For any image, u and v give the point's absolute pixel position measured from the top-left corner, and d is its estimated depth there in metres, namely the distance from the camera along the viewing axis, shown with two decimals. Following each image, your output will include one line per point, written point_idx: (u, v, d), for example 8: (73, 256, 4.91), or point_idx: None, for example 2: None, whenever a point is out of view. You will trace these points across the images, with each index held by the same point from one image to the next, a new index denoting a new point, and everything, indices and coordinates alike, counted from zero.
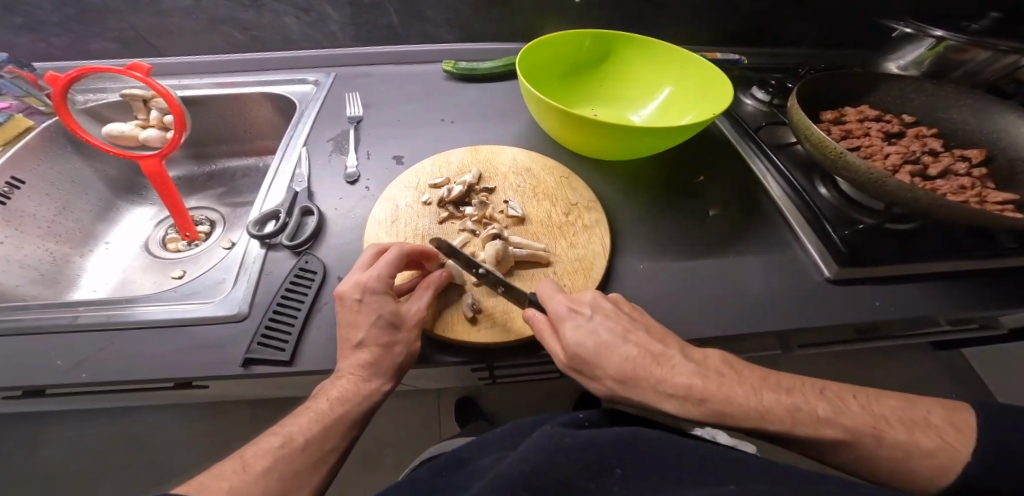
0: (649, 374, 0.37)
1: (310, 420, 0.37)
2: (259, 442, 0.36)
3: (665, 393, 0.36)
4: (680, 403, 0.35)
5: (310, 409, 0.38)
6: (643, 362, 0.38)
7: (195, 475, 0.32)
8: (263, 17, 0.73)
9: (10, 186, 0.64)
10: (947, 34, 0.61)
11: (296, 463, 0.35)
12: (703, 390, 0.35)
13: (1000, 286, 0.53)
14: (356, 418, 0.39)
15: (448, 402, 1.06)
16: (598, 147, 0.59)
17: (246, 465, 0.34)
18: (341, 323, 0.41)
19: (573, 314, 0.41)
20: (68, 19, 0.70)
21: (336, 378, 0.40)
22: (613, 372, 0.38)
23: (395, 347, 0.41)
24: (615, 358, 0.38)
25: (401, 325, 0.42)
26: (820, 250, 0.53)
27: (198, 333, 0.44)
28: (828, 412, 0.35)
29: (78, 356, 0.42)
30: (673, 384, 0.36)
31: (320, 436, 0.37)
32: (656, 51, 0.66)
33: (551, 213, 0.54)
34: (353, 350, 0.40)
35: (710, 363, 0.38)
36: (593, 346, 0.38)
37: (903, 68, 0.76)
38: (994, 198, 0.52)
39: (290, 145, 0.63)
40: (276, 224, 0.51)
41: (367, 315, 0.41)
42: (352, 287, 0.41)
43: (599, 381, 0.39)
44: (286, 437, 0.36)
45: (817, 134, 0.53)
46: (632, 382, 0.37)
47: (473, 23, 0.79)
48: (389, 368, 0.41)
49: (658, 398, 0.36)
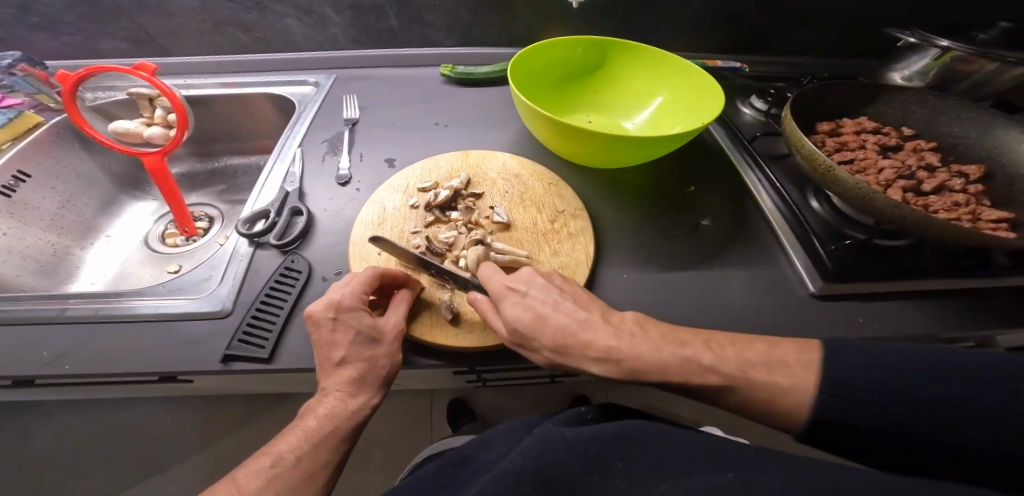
0: (579, 339, 0.40)
1: (298, 439, 0.38)
2: (251, 463, 0.37)
3: (591, 357, 0.39)
4: (603, 366, 0.39)
5: (299, 428, 0.39)
6: (574, 328, 0.40)
7: None
8: (266, 18, 0.74)
9: (15, 179, 0.65)
10: (953, 45, 0.58)
11: (289, 481, 0.36)
12: (619, 350, 0.39)
13: (991, 307, 0.52)
14: (347, 433, 0.40)
15: (440, 403, 1.06)
16: (588, 155, 0.59)
17: (238, 486, 0.35)
18: (317, 343, 0.41)
19: (510, 293, 0.43)
20: (80, 19, 0.72)
21: (322, 397, 0.41)
22: (548, 343, 0.40)
23: (378, 362, 0.42)
24: (551, 329, 0.40)
25: (381, 339, 0.42)
26: (806, 265, 0.53)
27: (182, 329, 0.45)
28: (712, 361, 0.38)
29: (64, 348, 0.43)
30: (597, 347, 0.39)
31: (310, 454, 0.38)
32: (652, 58, 0.65)
33: (536, 221, 0.54)
34: (335, 369, 0.41)
35: (626, 324, 0.41)
36: (529, 320, 0.40)
37: (907, 79, 0.69)
38: (989, 217, 0.51)
39: (285, 146, 0.63)
40: (265, 224, 0.51)
41: (344, 334, 0.41)
42: (325, 306, 0.42)
43: (537, 352, 0.41)
44: (277, 457, 0.37)
45: (807, 147, 0.52)
46: (564, 349, 0.40)
47: (474, 27, 0.79)
48: (371, 381, 0.41)
49: (585, 361, 0.39)
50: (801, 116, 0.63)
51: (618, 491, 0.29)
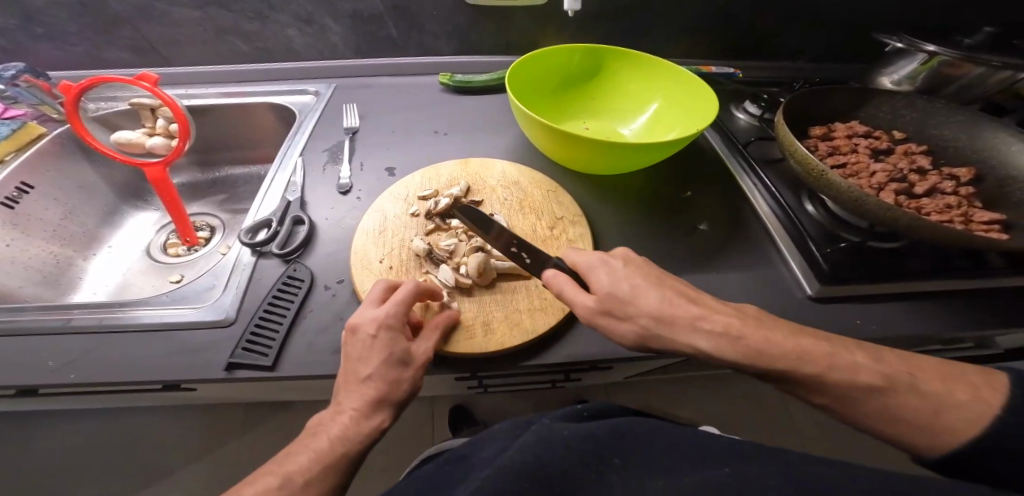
0: (688, 311, 0.39)
1: (310, 460, 0.36)
2: (256, 481, 0.34)
3: (703, 327, 0.37)
4: (716, 339, 0.37)
5: (308, 449, 0.37)
6: (667, 303, 0.39)
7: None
8: (266, 28, 0.75)
9: (19, 190, 0.66)
10: (939, 49, 0.59)
11: None
12: (742, 329, 0.37)
13: (985, 308, 0.53)
14: (355, 460, 0.37)
15: (441, 409, 1.06)
16: (585, 162, 0.60)
17: None
18: (351, 355, 0.40)
19: (600, 264, 0.42)
20: (83, 29, 0.72)
21: (337, 415, 0.38)
22: (650, 313, 0.39)
23: (401, 384, 0.40)
24: (646, 301, 0.39)
25: (411, 362, 0.41)
26: (803, 269, 0.53)
27: (186, 337, 0.45)
28: (877, 364, 0.35)
29: (69, 358, 0.44)
30: (715, 322, 0.38)
31: (319, 479, 0.35)
32: (648, 65, 0.66)
33: (535, 228, 0.54)
34: (360, 384, 0.39)
35: (749, 310, 0.40)
36: (628, 290, 0.40)
37: (897, 83, 0.70)
38: (981, 218, 0.52)
39: (286, 155, 0.64)
40: (267, 233, 0.52)
41: (379, 349, 0.40)
42: (368, 322, 0.41)
43: (632, 322, 0.39)
44: (284, 477, 0.34)
45: (800, 151, 0.53)
46: (670, 321, 0.38)
47: (472, 35, 0.80)
48: (385, 407, 0.39)
49: (694, 332, 0.37)
50: (794, 121, 0.64)
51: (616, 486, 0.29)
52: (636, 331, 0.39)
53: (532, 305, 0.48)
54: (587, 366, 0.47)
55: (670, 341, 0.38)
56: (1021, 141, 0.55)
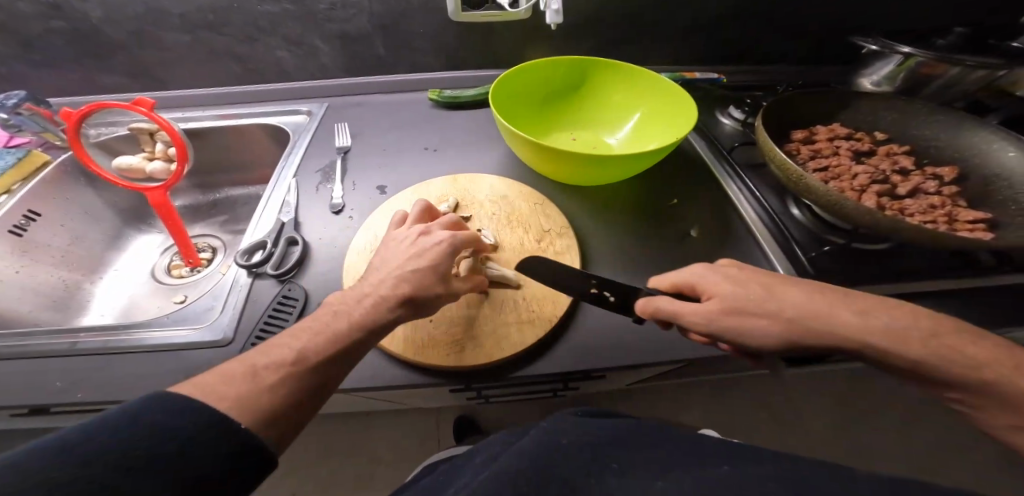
0: (830, 308, 0.36)
1: (325, 341, 0.36)
2: (269, 352, 0.34)
3: (854, 325, 0.34)
4: (876, 333, 0.34)
5: (328, 328, 0.37)
6: (802, 299, 0.37)
7: (198, 373, 0.31)
8: (257, 50, 0.77)
9: (26, 218, 0.68)
10: (914, 51, 0.61)
11: (300, 380, 0.33)
12: (877, 338, 0.34)
13: (976, 305, 0.53)
14: (361, 349, 0.38)
15: (446, 420, 1.06)
16: (572, 174, 0.61)
17: (253, 372, 0.32)
18: (408, 257, 0.43)
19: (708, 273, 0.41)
20: (81, 56, 0.75)
21: (365, 301, 0.40)
22: (789, 315, 0.36)
23: (432, 292, 0.42)
24: (784, 304, 0.36)
25: (446, 283, 0.43)
26: (789, 273, 0.54)
27: (186, 357, 0.47)
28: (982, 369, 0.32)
29: (74, 379, 0.45)
30: (848, 322, 0.35)
31: (331, 360, 0.35)
32: (631, 75, 0.67)
33: (523, 240, 0.56)
34: (398, 280, 0.41)
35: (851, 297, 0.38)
36: (759, 291, 0.37)
37: (876, 84, 0.72)
38: (966, 217, 0.52)
39: (281, 176, 0.66)
40: (262, 255, 0.54)
41: (432, 254, 0.43)
42: (438, 236, 0.45)
43: (757, 316, 0.36)
44: (298, 354, 0.34)
45: (779, 157, 0.53)
46: (811, 314, 0.36)
47: (460, 51, 0.82)
48: (405, 308, 0.41)
49: (829, 323, 0.35)
50: (777, 125, 0.65)
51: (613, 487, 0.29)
52: (782, 327, 0.36)
53: (521, 317, 0.49)
54: (576, 377, 0.48)
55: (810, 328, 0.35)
56: (1003, 138, 0.57)
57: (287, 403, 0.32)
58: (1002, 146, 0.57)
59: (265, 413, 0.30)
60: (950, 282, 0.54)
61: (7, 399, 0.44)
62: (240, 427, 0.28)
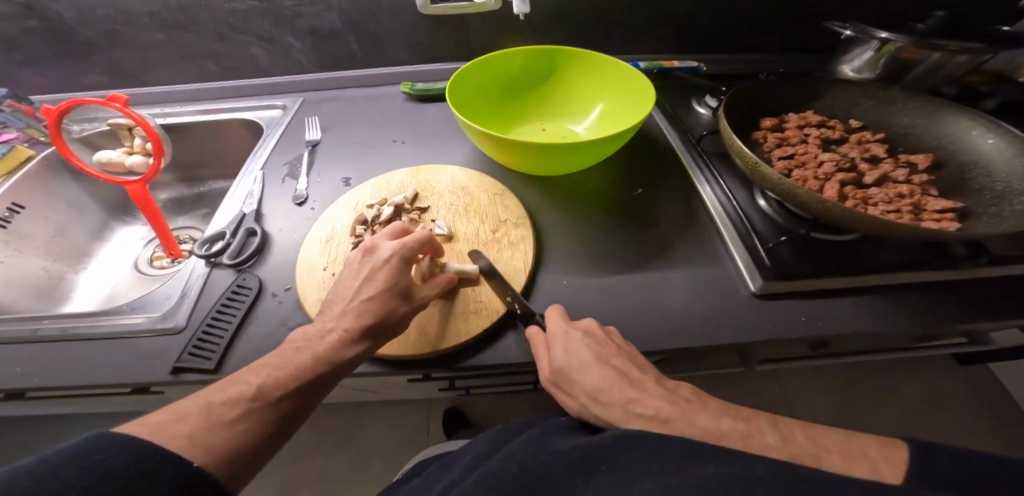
0: (624, 393, 0.38)
1: (288, 375, 0.37)
2: (227, 389, 0.35)
3: (634, 412, 0.37)
4: (645, 425, 0.36)
5: (288, 362, 0.39)
6: (617, 381, 0.39)
7: (153, 414, 0.33)
8: (230, 47, 0.78)
9: (10, 210, 0.70)
10: (893, 36, 0.58)
11: (256, 416, 0.35)
12: (669, 413, 0.36)
13: (946, 298, 0.51)
14: (328, 381, 0.40)
15: (435, 413, 1.07)
16: (531, 165, 0.60)
17: (210, 412, 0.33)
18: (363, 278, 0.45)
19: (563, 335, 0.44)
20: (62, 55, 0.77)
21: (324, 334, 0.41)
22: (587, 389, 0.40)
23: (394, 312, 0.44)
24: (592, 378, 0.40)
25: (407, 299, 0.45)
26: (747, 265, 0.52)
27: (140, 344, 0.48)
28: (775, 439, 0.33)
29: (33, 365, 0.47)
30: (642, 405, 0.37)
31: (292, 393, 0.37)
32: (596, 65, 0.66)
33: (478, 230, 0.55)
34: (357, 305, 0.43)
35: (682, 390, 0.39)
36: (575, 362, 0.41)
37: (857, 71, 0.69)
38: (933, 207, 0.50)
39: (248, 169, 0.67)
40: (221, 244, 0.55)
41: (386, 274, 0.45)
42: (387, 248, 0.47)
43: (573, 397, 0.41)
44: (257, 389, 0.36)
45: (735, 145, 0.52)
46: (598, 401, 0.39)
47: (432, 44, 0.81)
48: (370, 334, 0.42)
49: (625, 416, 0.37)
50: (746, 114, 0.64)
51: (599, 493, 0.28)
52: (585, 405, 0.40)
53: (468, 307, 0.49)
54: (524, 367, 0.48)
55: (607, 417, 0.38)
56: (982, 126, 0.55)
57: (246, 441, 0.33)
58: (981, 133, 0.55)
59: (223, 452, 0.32)
60: (922, 277, 0.52)
61: None
62: (192, 464, 0.30)
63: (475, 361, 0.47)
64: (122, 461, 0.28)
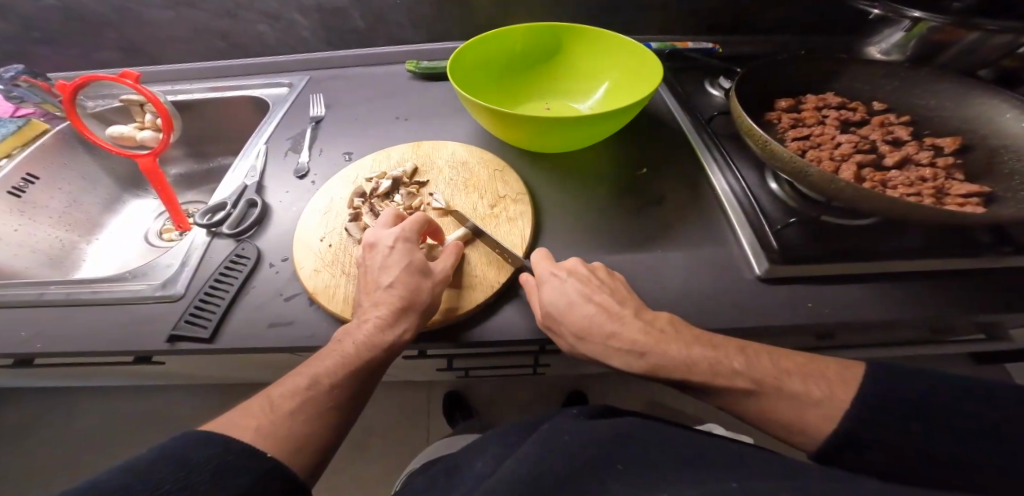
0: (603, 329, 0.41)
1: (336, 363, 0.39)
2: (286, 382, 0.37)
3: (614, 347, 0.40)
4: (624, 357, 0.40)
5: (336, 352, 0.40)
6: (600, 319, 0.41)
7: (225, 414, 0.35)
8: (239, 25, 0.79)
9: (25, 181, 0.72)
10: (925, 15, 0.55)
11: (319, 405, 0.36)
12: (645, 344, 0.39)
13: (968, 289, 0.49)
14: (378, 363, 0.41)
15: (436, 395, 1.08)
16: (532, 140, 0.59)
17: (274, 404, 0.35)
18: (374, 267, 0.45)
19: (551, 277, 0.45)
20: (77, 32, 0.78)
21: (362, 322, 0.42)
22: (573, 329, 0.42)
23: (421, 291, 0.43)
24: (579, 315, 0.41)
25: (429, 275, 0.45)
26: (753, 247, 0.50)
27: (139, 311, 0.48)
28: (743, 366, 0.36)
29: (38, 328, 0.48)
30: (623, 339, 0.40)
31: (346, 379, 0.38)
32: (604, 42, 0.64)
33: (477, 206, 0.54)
34: (384, 291, 0.43)
35: (660, 321, 0.41)
36: (563, 304, 0.42)
37: (885, 53, 0.66)
38: (958, 191, 0.47)
39: (252, 143, 0.67)
40: (222, 214, 0.55)
41: (396, 259, 0.45)
42: (388, 237, 0.47)
43: (561, 336, 0.43)
44: (312, 379, 0.37)
45: (746, 123, 0.50)
46: (586, 337, 0.41)
47: (438, 23, 0.80)
48: (409, 313, 0.42)
49: (609, 353, 0.41)
50: (761, 94, 0.61)
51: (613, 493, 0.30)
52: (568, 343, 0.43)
53: (464, 279, 0.48)
54: (519, 344, 0.47)
55: (590, 353, 0.42)
56: (1013, 108, 0.51)
57: (313, 428, 0.35)
58: (1013, 116, 0.51)
59: (289, 441, 0.34)
60: (945, 265, 0.49)
61: None
62: (267, 455, 0.32)
63: (467, 337, 0.46)
64: (201, 457, 0.30)
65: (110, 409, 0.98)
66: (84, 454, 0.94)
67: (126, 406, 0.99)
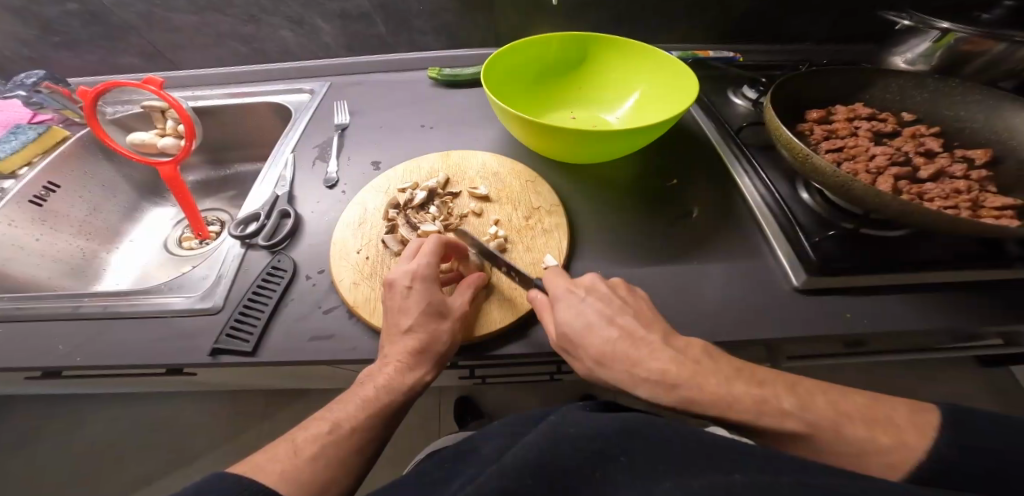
0: (626, 355, 0.39)
1: (356, 408, 0.40)
2: (309, 426, 0.39)
3: (639, 377, 0.38)
4: (650, 388, 0.37)
5: (357, 396, 0.41)
6: (622, 344, 0.40)
7: (251, 454, 0.36)
8: (261, 30, 0.78)
9: (46, 189, 0.71)
10: (953, 27, 0.55)
11: (340, 450, 0.38)
12: (678, 376, 0.36)
13: (1002, 299, 0.49)
14: (398, 405, 0.42)
15: (446, 400, 1.07)
16: (563, 151, 0.59)
17: (298, 449, 0.37)
18: (390, 309, 0.44)
19: (569, 295, 0.44)
20: (97, 37, 0.78)
21: (382, 366, 0.43)
22: (592, 352, 0.41)
23: (439, 335, 0.43)
24: (599, 339, 0.41)
25: (447, 315, 0.44)
26: (791, 260, 0.51)
27: (178, 325, 0.48)
28: (793, 406, 0.35)
29: (76, 343, 0.48)
30: (649, 368, 0.38)
31: (364, 423, 0.40)
32: (631, 51, 0.65)
33: (512, 217, 0.56)
34: (402, 336, 0.43)
35: (692, 350, 0.38)
36: (580, 326, 0.42)
37: (910, 63, 0.66)
38: (993, 203, 0.48)
39: (279, 151, 0.67)
40: (255, 225, 0.55)
41: (416, 299, 0.44)
42: (403, 275, 0.45)
43: (580, 360, 0.42)
44: (333, 424, 0.39)
45: (785, 135, 0.50)
46: (610, 363, 0.40)
47: (460, 29, 0.80)
48: (426, 358, 0.43)
49: (632, 381, 0.38)
50: (789, 104, 0.61)
51: (618, 486, 0.29)
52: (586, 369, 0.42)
53: (502, 291, 0.49)
54: (560, 357, 0.48)
55: (612, 380, 0.40)
56: None
57: (332, 473, 0.37)
58: None
59: (313, 485, 0.35)
60: (981, 275, 0.49)
61: (19, 358, 0.47)
62: None
63: (508, 349, 0.47)
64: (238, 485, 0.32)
65: (123, 415, 0.97)
66: (98, 460, 0.94)
67: (138, 412, 0.98)
